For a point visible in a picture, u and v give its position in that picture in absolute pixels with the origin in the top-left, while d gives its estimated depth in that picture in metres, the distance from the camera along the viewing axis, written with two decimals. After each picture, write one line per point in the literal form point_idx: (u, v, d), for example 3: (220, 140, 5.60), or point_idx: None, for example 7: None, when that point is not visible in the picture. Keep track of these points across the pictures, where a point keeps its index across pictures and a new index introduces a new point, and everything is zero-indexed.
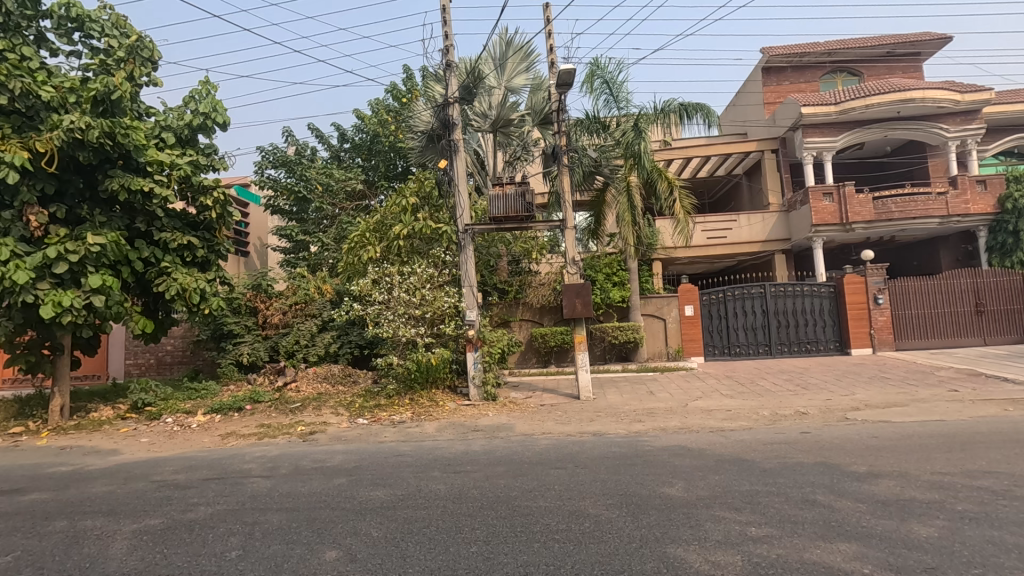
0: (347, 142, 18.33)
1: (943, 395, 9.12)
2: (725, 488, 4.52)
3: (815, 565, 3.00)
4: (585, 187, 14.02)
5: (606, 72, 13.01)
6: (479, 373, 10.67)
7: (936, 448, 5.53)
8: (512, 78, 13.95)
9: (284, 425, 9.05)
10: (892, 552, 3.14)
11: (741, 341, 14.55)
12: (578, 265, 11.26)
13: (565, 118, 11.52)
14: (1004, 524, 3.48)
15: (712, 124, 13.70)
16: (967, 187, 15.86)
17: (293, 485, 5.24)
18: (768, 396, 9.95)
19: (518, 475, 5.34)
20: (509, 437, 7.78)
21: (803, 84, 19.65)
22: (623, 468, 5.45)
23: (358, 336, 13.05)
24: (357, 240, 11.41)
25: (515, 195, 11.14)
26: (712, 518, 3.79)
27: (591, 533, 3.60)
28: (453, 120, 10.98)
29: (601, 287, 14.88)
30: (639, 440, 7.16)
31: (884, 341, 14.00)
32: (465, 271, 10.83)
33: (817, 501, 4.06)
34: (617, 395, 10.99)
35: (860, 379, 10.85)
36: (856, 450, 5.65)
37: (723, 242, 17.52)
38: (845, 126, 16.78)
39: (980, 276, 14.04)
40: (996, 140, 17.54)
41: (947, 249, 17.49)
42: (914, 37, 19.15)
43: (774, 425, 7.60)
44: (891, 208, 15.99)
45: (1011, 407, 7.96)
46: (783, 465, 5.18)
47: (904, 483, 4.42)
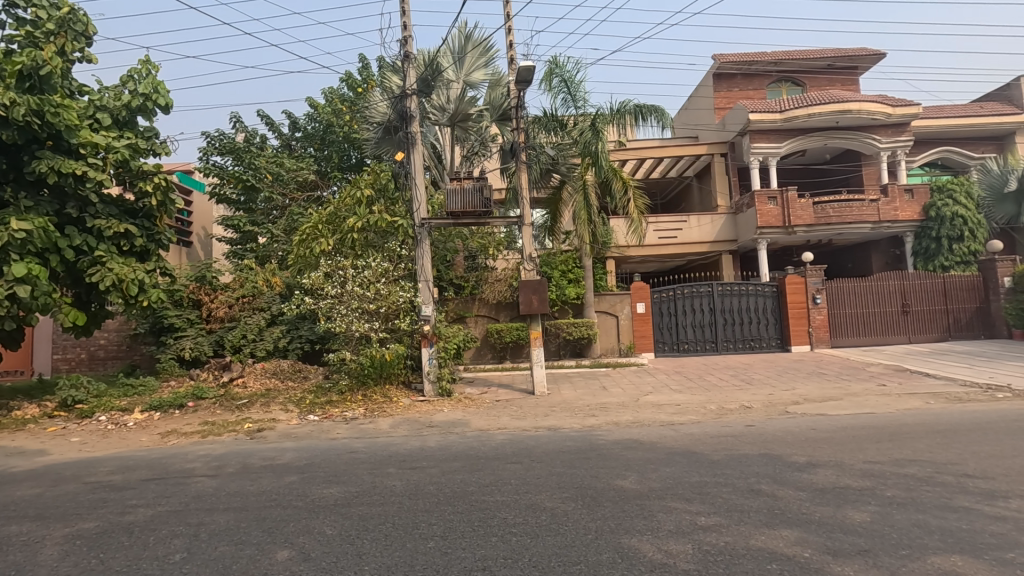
0: (298, 131, 17.78)
1: (873, 389, 9.72)
2: (676, 480, 4.67)
3: (760, 551, 3.15)
4: (541, 184, 14.19)
5: (565, 71, 13.15)
6: (434, 368, 10.59)
7: (868, 439, 5.90)
8: (471, 73, 13.94)
9: (230, 422, 8.71)
10: (829, 536, 3.33)
11: (690, 337, 15.04)
12: (535, 262, 11.30)
13: (523, 114, 11.53)
14: (928, 508, 3.75)
15: (666, 126, 14.06)
16: (897, 195, 16.91)
17: (241, 483, 5.06)
18: (714, 390, 10.34)
19: (475, 470, 5.34)
20: (464, 433, 7.76)
21: (750, 92, 20.43)
22: (577, 462, 5.53)
23: (308, 331, 12.68)
24: (309, 232, 11.03)
25: (473, 190, 11.09)
26: (664, 509, 3.91)
27: (548, 526, 3.65)
28: (411, 112, 10.79)
29: (557, 284, 15.07)
30: (592, 434, 7.29)
31: (821, 338, 14.78)
32: (421, 266, 10.73)
33: (761, 490, 4.26)
34: (571, 390, 11.15)
35: (799, 375, 11.42)
36: (796, 442, 5.95)
37: (674, 241, 18.04)
38: (790, 133, 17.55)
39: (906, 278, 15.01)
40: (922, 152, 18.78)
41: (878, 253, 18.64)
42: (852, 51, 20.22)
43: (721, 419, 7.91)
44: (829, 212, 16.88)
45: (933, 400, 8.58)
46: (730, 457, 5.41)
47: (840, 472, 4.70)
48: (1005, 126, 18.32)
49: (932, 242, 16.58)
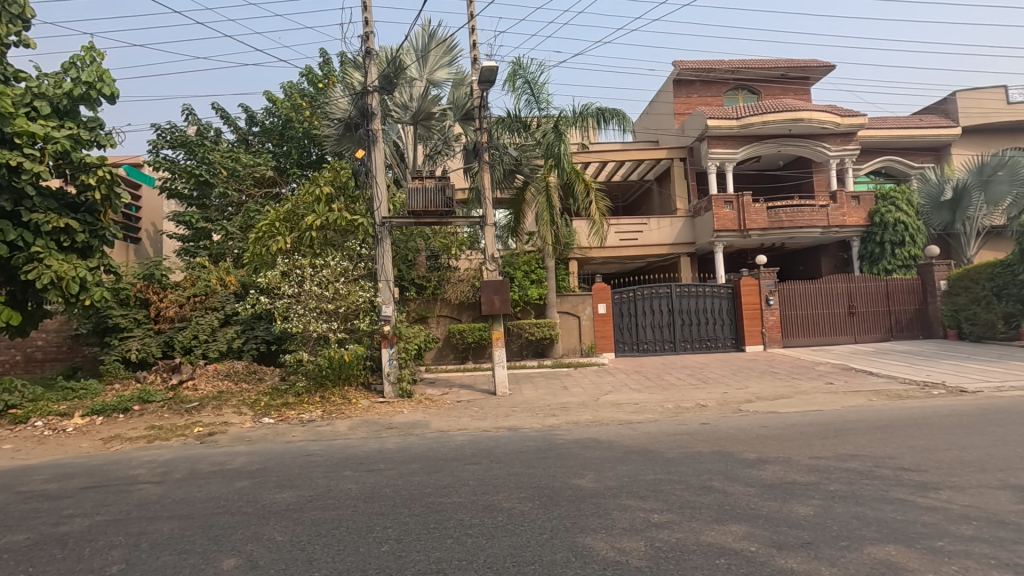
0: (256, 125, 17.28)
1: (821, 387, 10.12)
2: (632, 478, 4.75)
3: (709, 547, 3.23)
4: (505, 184, 14.19)
5: (528, 72, 13.19)
6: (395, 369, 10.45)
7: (815, 435, 6.14)
8: (434, 71, 13.85)
9: (178, 426, 8.38)
10: (775, 530, 3.45)
11: (649, 338, 15.34)
12: (497, 263, 11.31)
13: (486, 114, 11.52)
14: (866, 501, 3.94)
15: (627, 130, 14.26)
16: (844, 201, 17.62)
17: (188, 490, 4.87)
18: (672, 389, 10.58)
19: (433, 471, 5.30)
20: (425, 434, 7.69)
21: (709, 98, 20.99)
22: (536, 461, 5.57)
23: (264, 332, 12.35)
24: (265, 229, 10.69)
25: (436, 189, 11.00)
26: (619, 507, 3.97)
27: (505, 527, 3.64)
28: (372, 109, 10.64)
29: (519, 284, 15.12)
30: (552, 434, 7.34)
31: (774, 338, 15.31)
32: (382, 266, 10.59)
33: (713, 487, 4.37)
34: (532, 390, 11.19)
35: (752, 374, 11.79)
36: (747, 438, 6.15)
37: (635, 243, 18.37)
38: (745, 139, 18.12)
39: (852, 280, 15.70)
40: (868, 160, 19.68)
41: (827, 256, 19.43)
42: (804, 63, 21.00)
43: (677, 418, 8.09)
44: (782, 217, 17.49)
45: (875, 397, 9.00)
46: (684, 455, 5.54)
47: (786, 467, 4.88)
48: (942, 138, 19.40)
49: (876, 247, 17.39)
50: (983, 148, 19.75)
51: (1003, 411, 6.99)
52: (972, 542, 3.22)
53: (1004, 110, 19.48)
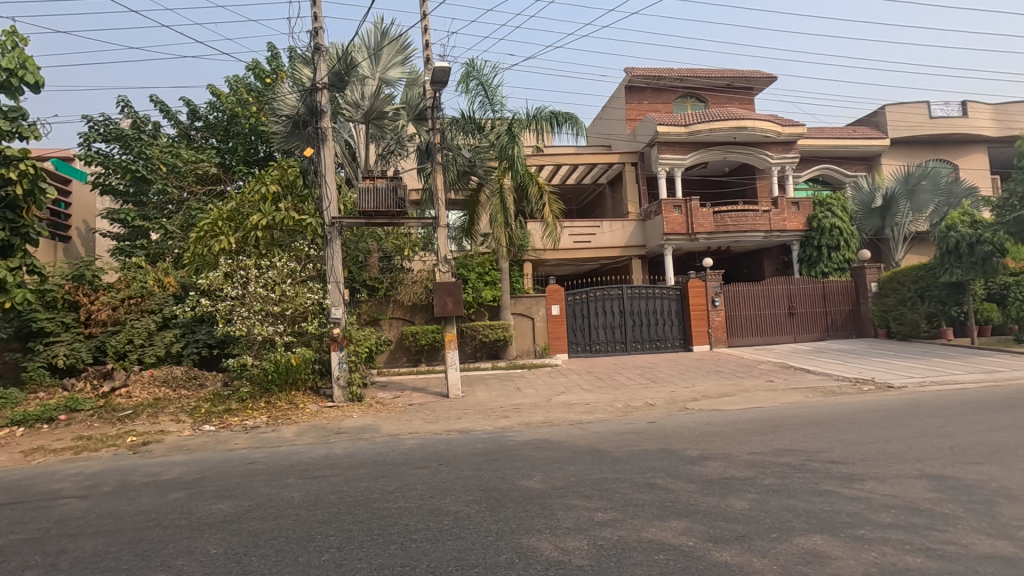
0: (199, 120, 16.57)
1: (762, 385, 10.55)
2: (578, 477, 4.82)
3: (649, 543, 3.31)
4: (459, 186, 14.12)
5: (482, 74, 13.19)
6: (345, 373, 10.21)
7: (754, 431, 6.40)
8: (387, 70, 13.65)
9: (110, 436, 7.93)
10: (713, 525, 3.57)
11: (601, 338, 15.62)
12: (449, 264, 11.26)
13: (439, 115, 11.45)
14: (798, 493, 4.13)
15: (580, 134, 14.45)
16: (784, 207, 18.43)
17: (116, 503, 4.61)
18: (622, 389, 10.80)
19: (380, 476, 5.21)
20: (374, 438, 7.56)
21: (659, 105, 21.56)
22: (486, 464, 5.57)
23: (206, 335, 11.85)
24: (206, 229, 10.25)
25: (387, 190, 10.83)
26: (565, 507, 4.02)
27: (450, 531, 3.62)
28: (322, 107, 10.39)
29: (473, 286, 15.10)
30: (504, 435, 7.37)
31: (719, 338, 15.85)
32: (331, 267, 10.35)
33: (656, 484, 4.49)
34: (485, 392, 11.19)
35: (699, 373, 12.18)
36: (691, 436, 6.35)
37: (588, 245, 18.67)
38: (693, 146, 18.71)
39: (791, 283, 16.45)
40: (807, 168, 20.69)
41: (769, 259, 20.31)
42: (748, 73, 21.85)
43: (626, 417, 8.25)
44: (727, 221, 18.15)
45: (811, 394, 9.46)
46: (630, 453, 5.67)
47: (726, 463, 5.07)
48: (873, 148, 20.59)
49: (814, 250, 18.28)
50: (908, 159, 21.10)
51: (923, 406, 7.48)
52: (891, 529, 3.42)
53: (928, 124, 20.85)
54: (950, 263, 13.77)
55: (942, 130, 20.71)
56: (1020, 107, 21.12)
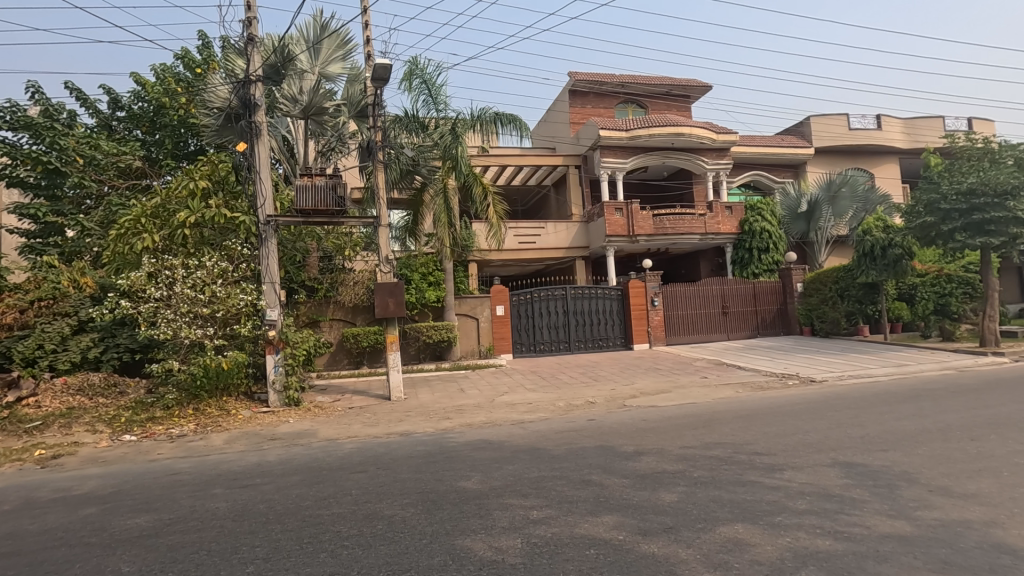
0: (121, 110, 15.54)
1: (697, 382, 10.98)
2: (516, 477, 4.85)
3: (581, 539, 3.38)
4: (402, 185, 13.85)
5: (425, 72, 13.07)
6: (281, 377, 9.83)
7: (688, 426, 6.66)
8: (327, 65, 13.30)
9: (13, 450, 7.29)
10: (643, 518, 3.68)
11: (545, 338, 15.79)
12: (391, 264, 11.08)
13: (381, 113, 11.24)
14: (724, 485, 4.32)
15: (524, 136, 14.56)
16: (719, 211, 19.25)
17: (17, 523, 4.24)
18: (564, 388, 10.96)
19: (314, 483, 5.06)
20: (311, 444, 7.34)
21: (601, 110, 22.04)
22: (425, 466, 5.51)
23: (128, 339, 11.14)
24: (128, 226, 9.66)
25: (326, 187, 10.52)
26: (501, 506, 4.04)
27: (384, 535, 3.56)
28: (255, 100, 9.98)
29: (416, 287, 14.94)
30: (445, 437, 7.32)
31: (658, 337, 16.36)
32: (267, 267, 9.95)
33: (591, 480, 4.59)
34: (428, 393, 11.09)
35: (638, 371, 12.54)
36: (628, 432, 6.54)
37: (533, 246, 18.86)
38: (634, 150, 19.26)
39: (724, 283, 17.23)
40: (739, 174, 21.72)
41: (705, 261, 21.18)
42: (685, 82, 22.70)
43: (567, 415, 8.39)
44: (665, 224, 18.78)
45: (741, 389, 9.94)
46: (568, 451, 5.77)
47: (659, 457, 5.24)
48: (798, 157, 21.86)
49: (746, 252, 19.20)
50: (831, 167, 22.52)
51: (840, 398, 8.02)
52: (805, 515, 3.64)
53: (847, 135, 22.34)
54: (866, 265, 14.90)
55: (859, 141, 22.25)
56: (927, 122, 22.97)
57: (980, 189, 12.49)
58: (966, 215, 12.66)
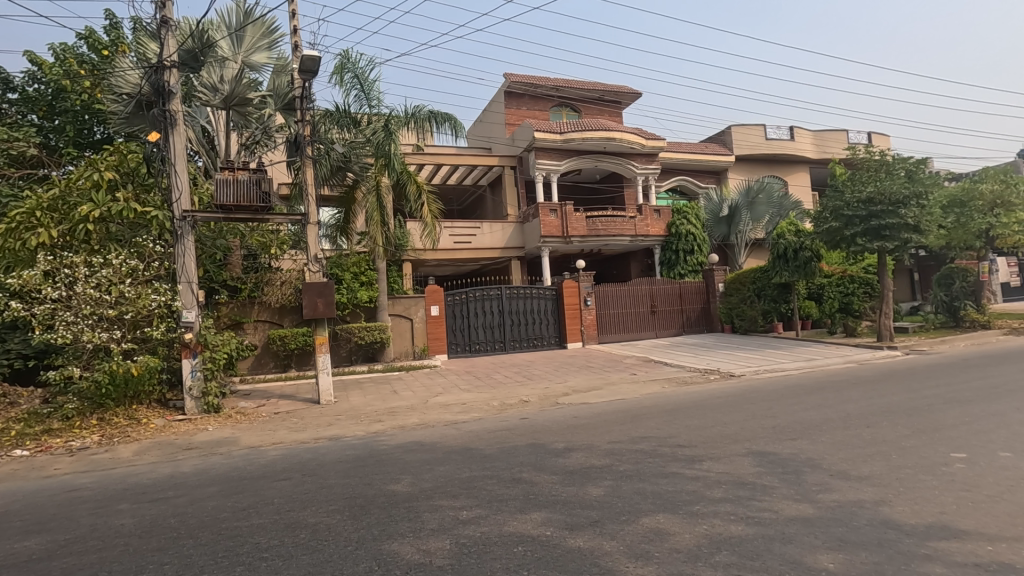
0: (13, 92, 14.10)
1: (627, 379, 11.34)
2: (447, 478, 4.82)
3: (510, 536, 3.40)
4: (333, 181, 13.49)
5: (357, 67, 12.74)
6: (198, 383, 9.26)
7: (616, 421, 6.87)
8: (251, 54, 12.77)
9: None
10: (570, 513, 3.76)
11: (480, 338, 15.80)
12: (320, 264, 10.69)
13: (308, 106, 10.83)
14: (648, 477, 4.49)
15: (459, 135, 14.49)
16: (648, 214, 19.98)
17: None
18: (498, 387, 11.00)
19: (233, 493, 4.80)
20: (231, 452, 6.96)
21: (536, 112, 22.31)
22: (353, 471, 5.36)
23: (20, 345, 10.11)
24: (20, 219, 8.80)
25: (249, 182, 10.02)
26: (431, 508, 4.00)
27: (307, 544, 3.43)
28: (170, 87, 9.33)
29: (348, 287, 14.50)
30: (375, 440, 7.16)
31: (591, 335, 16.77)
32: (182, 265, 9.33)
33: (522, 478, 4.63)
34: (360, 396, 10.80)
35: (571, 369, 12.79)
36: (559, 429, 6.66)
37: (468, 246, 18.82)
38: (567, 153, 19.64)
39: (653, 283, 17.92)
40: (667, 179, 22.66)
41: (635, 262, 21.92)
42: (617, 88, 23.40)
43: (500, 414, 8.44)
44: (598, 226, 19.28)
45: (667, 385, 10.37)
46: (500, 450, 5.80)
47: (588, 453, 5.37)
48: (721, 164, 23.08)
49: (673, 254, 20.03)
50: (750, 174, 23.93)
51: (756, 392, 8.53)
52: (720, 503, 3.85)
53: (764, 144, 23.81)
54: (780, 266, 16.05)
55: (774, 151, 23.77)
56: (833, 134, 24.89)
57: (877, 198, 13.66)
58: (866, 221, 13.80)
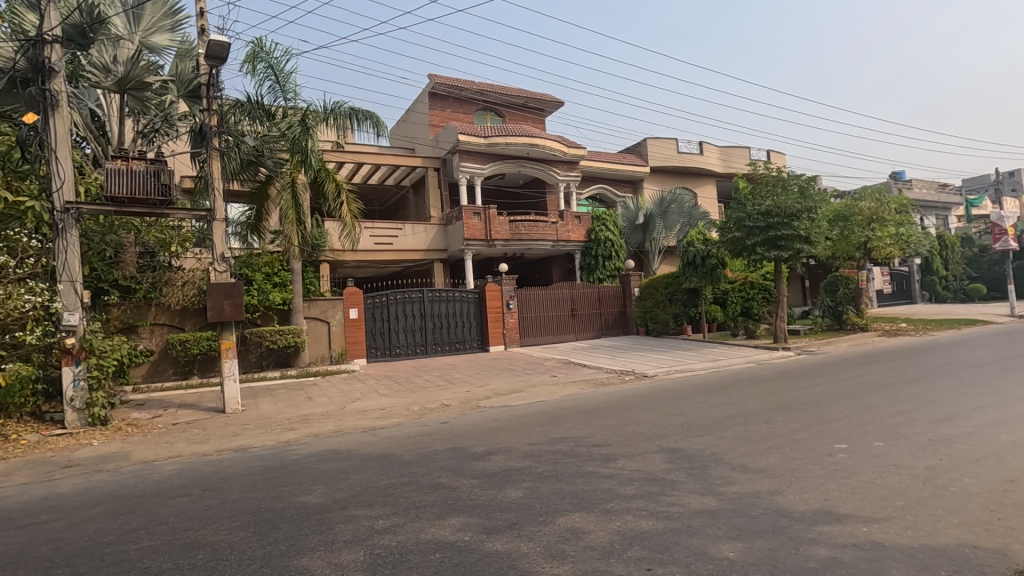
0: None
1: (547, 381, 11.54)
2: (363, 486, 4.65)
3: (427, 544, 3.34)
4: (243, 175, 12.78)
5: (271, 57, 12.09)
6: (81, 394, 8.36)
7: (537, 423, 6.97)
8: (151, 34, 11.93)
9: None
10: (488, 516, 3.75)
11: (401, 341, 15.47)
12: (228, 263, 10.02)
13: (216, 95, 10.14)
14: (565, 477, 4.57)
15: (381, 134, 14.13)
16: (569, 220, 20.50)
17: None
18: (419, 392, 10.82)
19: (121, 514, 4.37)
20: (120, 468, 6.34)
21: (460, 115, 22.25)
22: (261, 483, 5.05)
23: None
24: None
25: (145, 173, 9.21)
26: (345, 519, 3.84)
27: (206, 565, 3.19)
28: (51, 65, 8.36)
29: (259, 288, 13.60)
30: (286, 450, 6.80)
31: (513, 338, 16.93)
32: (64, 263, 8.40)
33: (441, 484, 4.57)
34: (271, 403, 10.23)
35: (493, 372, 12.84)
36: (480, 432, 6.65)
37: (389, 248, 18.40)
38: (491, 157, 19.74)
39: (573, 287, 18.38)
40: (587, 187, 23.39)
41: (557, 266, 22.42)
42: (540, 96, 23.86)
43: (420, 419, 8.30)
44: (520, 230, 19.51)
45: (585, 386, 10.66)
46: (419, 455, 5.69)
47: (508, 455, 5.40)
48: (637, 174, 24.15)
49: (592, 259, 20.66)
50: (663, 185, 25.23)
51: (666, 391, 8.98)
52: (633, 499, 4.00)
53: (676, 157, 25.19)
54: (689, 272, 17.02)
55: (685, 163, 25.21)
56: (736, 150, 26.80)
57: (774, 211, 14.84)
58: (764, 232, 14.96)
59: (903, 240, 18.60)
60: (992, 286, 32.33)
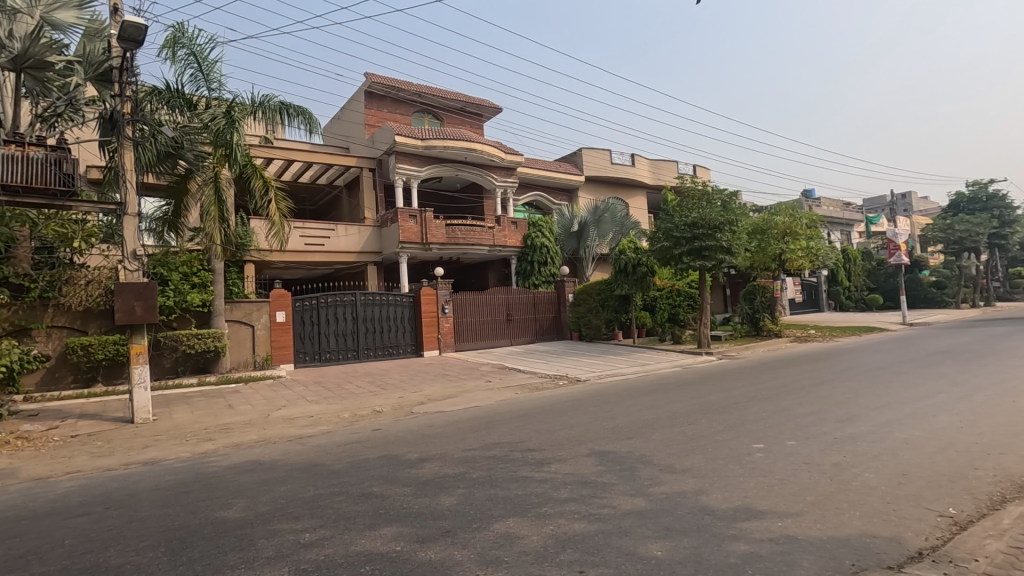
0: None
1: (481, 386, 11.51)
2: (288, 498, 4.43)
3: (356, 556, 3.23)
4: (160, 168, 11.85)
5: (194, 44, 11.38)
6: None
7: (472, 429, 6.93)
8: (53, 10, 11.14)
9: None
10: (421, 525, 3.68)
11: (332, 346, 14.96)
12: (140, 261, 9.29)
13: (132, 80, 9.38)
14: (499, 483, 4.57)
15: (314, 132, 13.61)
16: (506, 225, 20.61)
17: None
18: (349, 398, 10.48)
19: (8, 537, 3.93)
20: (6, 487, 5.70)
21: (397, 116, 21.90)
22: (175, 498, 4.71)
23: None
24: None
25: (44, 161, 8.40)
26: (268, 534, 3.64)
27: None
28: None
29: (175, 288, 12.72)
30: (203, 462, 6.36)
31: (447, 343, 16.78)
32: None
33: (372, 493, 4.43)
34: (187, 412, 9.57)
35: (426, 377, 12.66)
36: (413, 439, 6.52)
37: (320, 249, 17.76)
38: (428, 159, 19.53)
39: (509, 292, 18.47)
40: (523, 194, 23.64)
41: (493, 271, 22.49)
42: (478, 101, 23.90)
43: (350, 427, 8.02)
44: (457, 234, 19.40)
45: (519, 391, 10.72)
46: (349, 464, 5.50)
47: (441, 462, 5.33)
48: (572, 182, 24.68)
49: (528, 265, 20.88)
50: (597, 194, 25.94)
51: (598, 395, 9.19)
52: (566, 502, 4.05)
53: (609, 167, 25.97)
54: (621, 280, 17.57)
55: (618, 174, 26.05)
56: (665, 163, 28.01)
57: (699, 223, 15.60)
58: (690, 242, 15.70)
59: (813, 253, 20.05)
60: (886, 296, 35.49)
